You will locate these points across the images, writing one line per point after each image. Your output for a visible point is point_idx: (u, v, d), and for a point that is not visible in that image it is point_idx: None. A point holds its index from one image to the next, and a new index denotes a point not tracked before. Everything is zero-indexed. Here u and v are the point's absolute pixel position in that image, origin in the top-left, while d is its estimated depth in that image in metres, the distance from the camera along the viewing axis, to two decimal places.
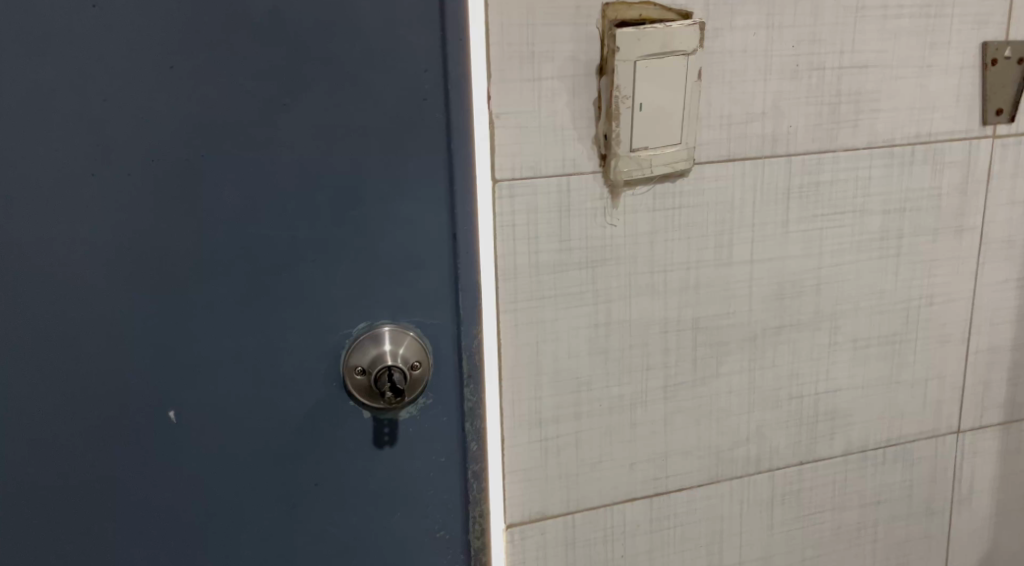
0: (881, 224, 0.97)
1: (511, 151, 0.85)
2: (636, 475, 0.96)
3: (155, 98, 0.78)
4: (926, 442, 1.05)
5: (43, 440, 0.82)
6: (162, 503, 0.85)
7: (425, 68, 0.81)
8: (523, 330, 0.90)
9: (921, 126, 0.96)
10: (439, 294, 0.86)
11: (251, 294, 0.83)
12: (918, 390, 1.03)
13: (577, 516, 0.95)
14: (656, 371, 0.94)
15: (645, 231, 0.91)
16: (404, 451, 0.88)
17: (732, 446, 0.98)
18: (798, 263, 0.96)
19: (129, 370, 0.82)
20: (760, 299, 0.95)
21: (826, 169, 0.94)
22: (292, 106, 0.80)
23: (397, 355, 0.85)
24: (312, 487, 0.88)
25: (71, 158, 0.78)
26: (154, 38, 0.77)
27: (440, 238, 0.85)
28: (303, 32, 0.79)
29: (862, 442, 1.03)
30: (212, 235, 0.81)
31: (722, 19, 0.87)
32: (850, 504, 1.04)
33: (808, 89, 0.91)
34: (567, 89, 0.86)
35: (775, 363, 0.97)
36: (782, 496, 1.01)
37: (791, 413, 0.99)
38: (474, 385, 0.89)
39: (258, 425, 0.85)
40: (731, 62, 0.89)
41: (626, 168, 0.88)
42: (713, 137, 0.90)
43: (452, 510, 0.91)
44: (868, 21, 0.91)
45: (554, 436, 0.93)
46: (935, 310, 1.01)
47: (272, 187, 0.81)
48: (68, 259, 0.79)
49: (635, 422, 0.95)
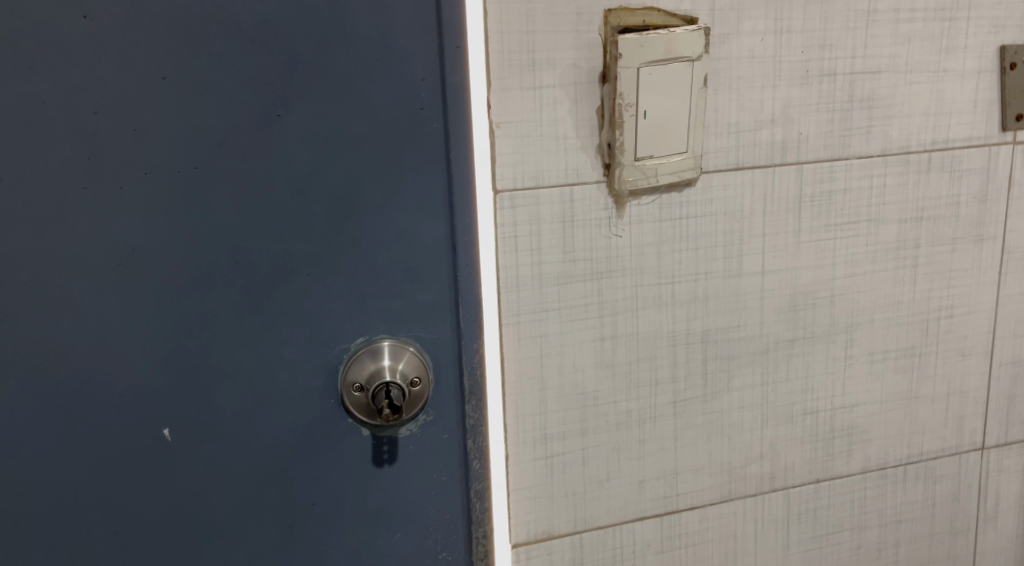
0: (897, 233, 0.94)
1: (512, 160, 0.84)
2: (645, 494, 0.93)
3: (149, 110, 0.77)
4: (949, 459, 1.01)
5: (37, 458, 0.81)
6: (156, 523, 0.83)
7: (422, 76, 0.80)
8: (526, 344, 0.87)
9: (937, 133, 0.93)
10: (438, 307, 0.84)
11: (248, 308, 0.81)
12: (939, 405, 0.99)
13: (585, 535, 0.93)
14: (665, 386, 0.92)
15: (651, 242, 0.88)
16: (404, 469, 0.86)
17: (745, 464, 0.95)
18: (812, 275, 0.93)
19: (124, 386, 0.81)
20: (772, 310, 0.92)
21: (838, 177, 0.91)
22: (285, 116, 0.78)
23: (396, 371, 0.83)
24: (310, 506, 0.86)
25: (62, 172, 0.77)
26: (145, 48, 0.76)
27: (440, 249, 0.83)
28: (299, 40, 0.77)
29: (882, 459, 0.99)
30: (207, 248, 0.80)
31: (728, 24, 0.85)
32: (871, 523, 1.00)
33: (819, 95, 0.89)
34: (569, 98, 0.84)
35: (789, 377, 0.94)
36: (799, 515, 0.98)
37: (806, 429, 0.96)
38: (476, 401, 0.87)
39: (256, 443, 0.84)
40: (739, 69, 0.86)
41: (631, 177, 0.86)
42: (721, 145, 0.88)
43: (454, 529, 0.88)
44: (880, 25, 0.89)
45: (560, 453, 0.91)
46: (955, 321, 0.98)
47: (269, 198, 0.80)
48: (63, 274, 0.78)
49: (643, 439, 0.92)
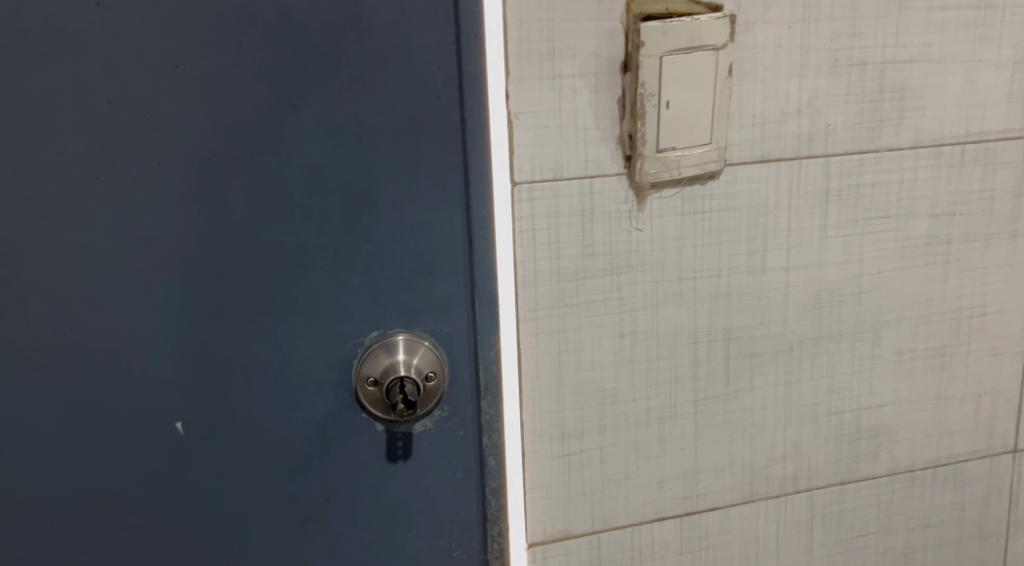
0: (928, 229, 0.91)
1: (530, 152, 0.82)
2: (664, 494, 0.91)
3: (161, 99, 0.75)
4: (979, 461, 0.98)
5: (49, 451, 0.80)
6: (168, 517, 0.83)
7: (438, 65, 0.78)
8: (543, 339, 0.86)
9: (971, 125, 0.90)
10: (454, 301, 0.83)
11: (260, 301, 0.80)
12: (970, 406, 0.97)
13: (603, 536, 0.91)
14: (686, 384, 0.90)
15: (672, 237, 0.86)
16: (418, 466, 0.85)
17: (768, 464, 0.93)
18: (838, 271, 0.90)
19: (136, 379, 0.80)
20: (797, 307, 0.90)
21: (867, 171, 0.89)
22: (299, 106, 0.77)
23: (411, 365, 0.82)
24: (323, 501, 0.84)
25: (74, 162, 0.76)
26: (157, 36, 0.74)
27: (456, 243, 0.81)
28: (312, 28, 0.76)
29: (910, 461, 0.96)
30: (220, 240, 0.78)
31: (754, 12, 0.83)
32: (897, 527, 0.98)
33: (847, 86, 0.86)
34: (589, 87, 0.81)
35: (813, 376, 0.92)
36: (823, 517, 0.96)
37: (830, 429, 0.94)
38: (492, 397, 0.85)
39: (268, 437, 0.83)
40: (764, 58, 0.84)
41: (652, 169, 0.83)
42: (745, 137, 0.85)
43: (469, 527, 0.87)
44: (912, 13, 0.86)
45: (577, 451, 0.89)
46: (987, 320, 0.95)
47: (282, 190, 0.78)
48: (76, 266, 0.77)
49: (663, 438, 0.90)
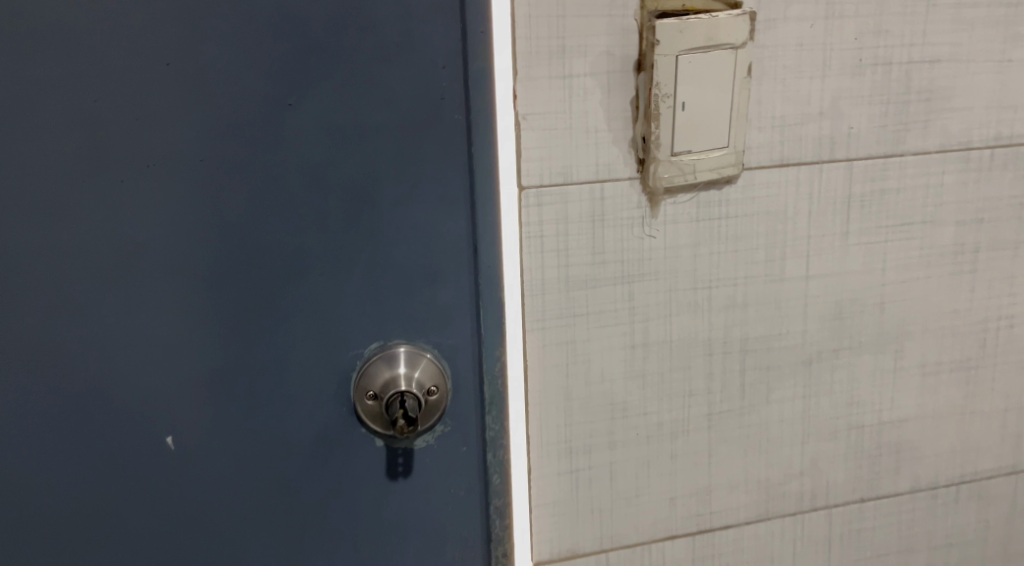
0: (955, 236, 0.87)
1: (539, 155, 0.78)
2: (676, 511, 0.88)
3: (152, 98, 0.72)
4: (1005, 478, 0.94)
5: (35, 464, 0.77)
6: (159, 533, 0.79)
7: (442, 64, 0.74)
8: (551, 351, 0.82)
9: (1001, 128, 0.86)
10: (458, 310, 0.79)
11: (255, 310, 0.76)
12: (995, 421, 0.93)
13: (612, 555, 0.87)
14: (699, 398, 0.86)
15: (687, 244, 0.82)
16: (419, 482, 0.81)
17: (784, 481, 0.89)
18: (860, 280, 0.86)
19: (126, 390, 0.76)
20: (816, 318, 0.86)
21: (892, 176, 0.85)
22: (297, 106, 0.73)
23: (412, 379, 0.78)
24: (321, 518, 0.81)
25: (61, 163, 0.72)
26: (148, 32, 0.71)
27: (460, 250, 0.78)
28: (311, 24, 0.72)
29: (932, 478, 0.93)
30: (214, 246, 0.75)
31: (774, 9, 0.79)
32: (919, 546, 0.94)
33: (872, 87, 0.82)
34: (601, 87, 0.78)
35: (832, 389, 0.88)
36: (841, 536, 0.92)
37: (850, 444, 0.90)
38: (497, 413, 0.81)
39: (263, 452, 0.79)
40: (785, 57, 0.80)
41: (666, 174, 0.80)
42: (764, 140, 0.81)
43: (472, 546, 0.84)
44: (941, 10, 0.82)
45: (585, 467, 0.85)
46: (1014, 331, 0.91)
47: (279, 194, 0.75)
48: (63, 272, 0.74)
49: (675, 453, 0.87)
